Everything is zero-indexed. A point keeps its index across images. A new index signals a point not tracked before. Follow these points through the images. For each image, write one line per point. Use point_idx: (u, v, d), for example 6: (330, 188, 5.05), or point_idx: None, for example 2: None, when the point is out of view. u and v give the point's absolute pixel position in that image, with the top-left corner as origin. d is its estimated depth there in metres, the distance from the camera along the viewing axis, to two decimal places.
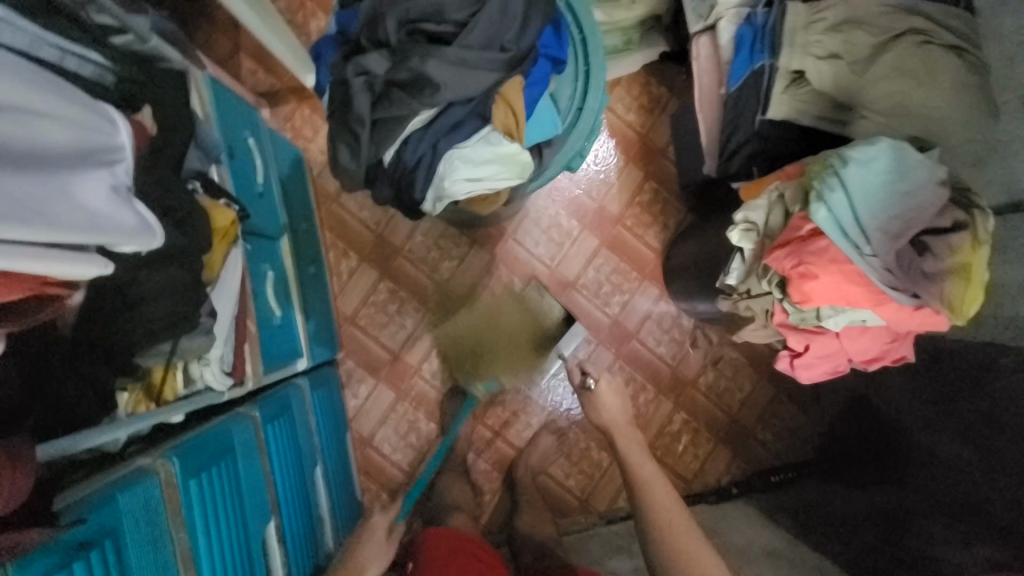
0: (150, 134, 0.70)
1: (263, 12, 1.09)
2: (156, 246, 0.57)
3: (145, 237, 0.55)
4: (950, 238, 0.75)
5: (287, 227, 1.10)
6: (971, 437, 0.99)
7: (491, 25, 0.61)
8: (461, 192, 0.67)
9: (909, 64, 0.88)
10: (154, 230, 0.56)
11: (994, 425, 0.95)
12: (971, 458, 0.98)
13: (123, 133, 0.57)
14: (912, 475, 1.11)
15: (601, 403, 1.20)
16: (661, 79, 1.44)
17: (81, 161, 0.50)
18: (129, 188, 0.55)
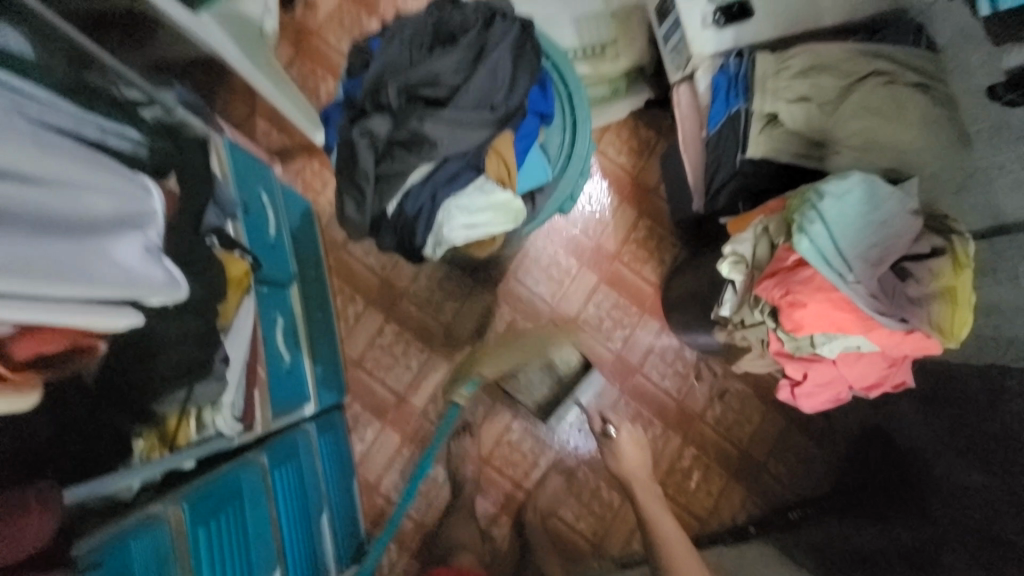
0: (177, 197, 0.78)
1: (277, 79, 1.19)
2: (183, 298, 0.61)
3: (173, 290, 0.58)
4: (930, 264, 0.79)
5: (296, 275, 1.15)
6: (989, 463, 0.96)
7: (482, 88, 0.68)
8: (459, 238, 0.72)
9: (876, 103, 0.94)
10: (181, 283, 0.60)
11: (1010, 450, 0.93)
12: (989, 484, 0.95)
13: (156, 199, 0.63)
14: (933, 506, 1.06)
15: (620, 451, 1.24)
16: (648, 123, 1.53)
17: (117, 226, 0.56)
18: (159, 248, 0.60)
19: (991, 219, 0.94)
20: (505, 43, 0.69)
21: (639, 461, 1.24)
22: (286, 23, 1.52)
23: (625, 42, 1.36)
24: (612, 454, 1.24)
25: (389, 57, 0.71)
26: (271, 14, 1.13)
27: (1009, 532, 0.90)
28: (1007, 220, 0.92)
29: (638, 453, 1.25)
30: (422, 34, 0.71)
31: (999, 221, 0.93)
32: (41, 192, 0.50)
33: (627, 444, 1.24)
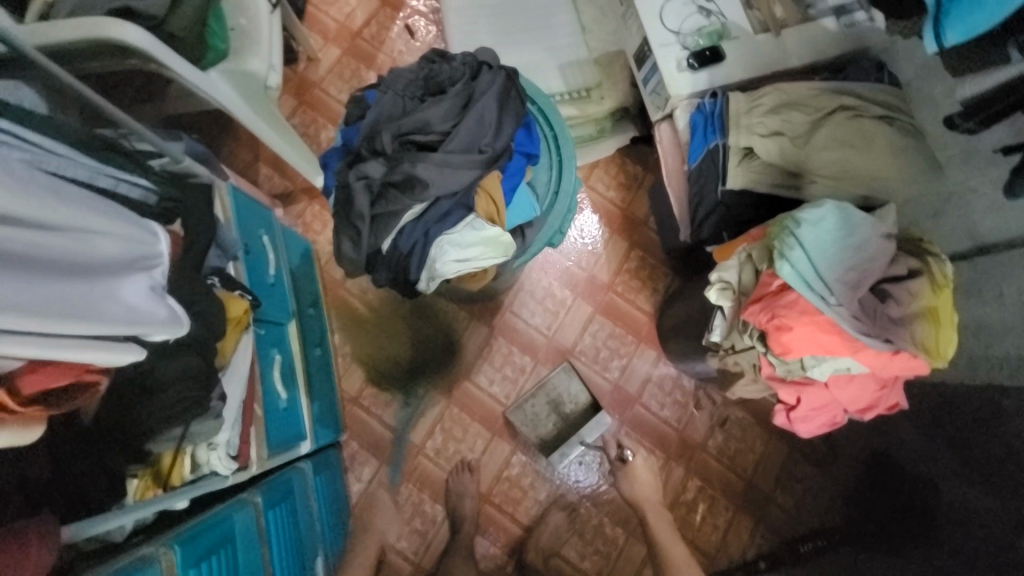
0: (179, 239, 0.83)
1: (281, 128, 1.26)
2: (183, 334, 0.63)
3: (175, 326, 0.61)
4: (908, 286, 0.81)
5: (295, 312, 1.18)
6: (998, 486, 0.95)
7: (470, 133, 0.73)
8: (450, 272, 0.75)
9: (845, 135, 0.99)
10: (183, 320, 0.63)
11: (1016, 470, 0.92)
12: (999, 506, 0.94)
13: (162, 242, 0.66)
14: (946, 532, 1.03)
15: (634, 476, 1.29)
16: (635, 159, 1.59)
17: (123, 268, 0.59)
18: (163, 287, 0.63)
19: (970, 239, 0.97)
20: (490, 91, 0.75)
21: (654, 488, 1.28)
22: (289, 77, 1.62)
23: (608, 85, 1.44)
24: (626, 476, 1.28)
25: (384, 107, 0.76)
26: (275, 68, 1.18)
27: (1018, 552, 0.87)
28: (986, 239, 0.95)
29: (653, 481, 1.29)
30: (414, 86, 0.77)
31: (979, 241, 0.96)
32: (57, 236, 0.53)
33: (642, 469, 1.29)
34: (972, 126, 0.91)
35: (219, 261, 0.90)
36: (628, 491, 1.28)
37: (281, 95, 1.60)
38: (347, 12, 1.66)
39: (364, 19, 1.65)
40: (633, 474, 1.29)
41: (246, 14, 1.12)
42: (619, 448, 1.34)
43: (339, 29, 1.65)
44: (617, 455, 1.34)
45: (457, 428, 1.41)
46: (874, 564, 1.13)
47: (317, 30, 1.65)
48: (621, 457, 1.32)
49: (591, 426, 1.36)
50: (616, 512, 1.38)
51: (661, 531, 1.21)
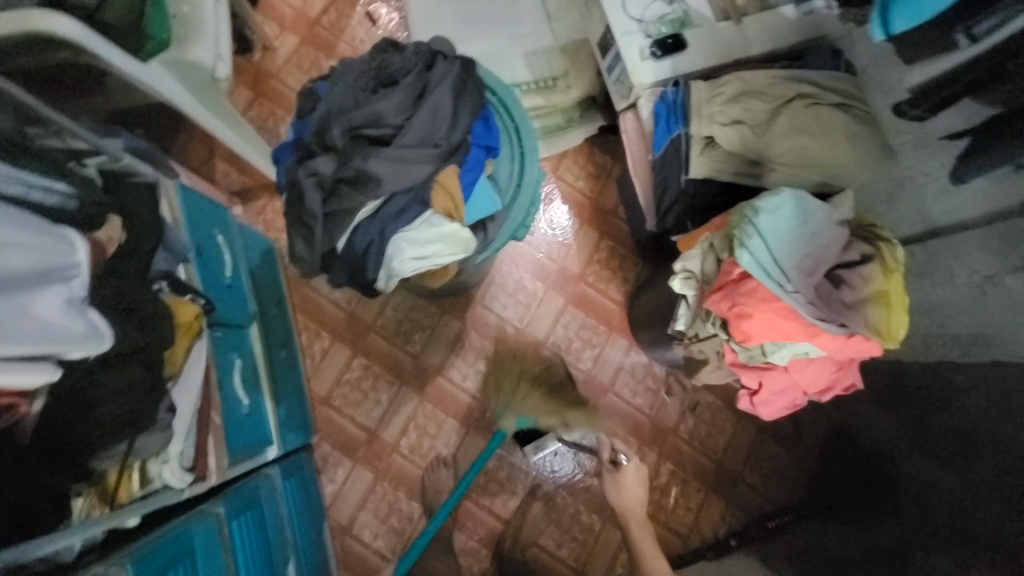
0: (108, 251, 0.75)
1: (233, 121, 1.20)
2: (107, 348, 0.61)
3: (95, 342, 0.59)
4: (860, 271, 0.84)
5: (256, 314, 1.14)
6: (951, 459, 0.99)
7: (424, 126, 0.71)
8: (409, 270, 0.73)
9: (804, 123, 1.00)
10: (105, 334, 0.61)
11: (968, 444, 0.97)
12: (952, 479, 0.98)
13: (80, 251, 0.63)
14: (906, 504, 1.07)
15: (624, 482, 1.26)
16: (604, 148, 1.58)
17: (35, 282, 0.57)
18: (83, 299, 0.61)
19: (922, 222, 1.01)
20: (445, 82, 0.73)
21: (640, 497, 1.25)
22: (244, 67, 1.55)
23: (574, 74, 1.43)
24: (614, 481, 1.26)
25: (334, 101, 0.73)
26: (222, 58, 1.12)
27: (976, 524, 0.91)
28: (937, 223, 0.98)
29: (638, 488, 1.26)
30: (366, 77, 0.74)
31: (929, 225, 0.99)
32: None
33: (631, 477, 1.25)
34: (919, 113, 0.96)
35: (167, 264, 0.86)
36: (616, 498, 1.26)
37: (236, 86, 1.53)
38: None
39: (322, 5, 1.59)
40: (622, 483, 1.26)
41: (188, 2, 1.06)
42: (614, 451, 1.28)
43: (296, 16, 1.58)
44: (611, 458, 1.29)
45: (431, 424, 1.40)
46: (839, 537, 1.17)
47: (273, 17, 1.58)
48: (615, 461, 1.28)
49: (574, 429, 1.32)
50: (591, 499, 1.40)
51: (643, 543, 1.18)
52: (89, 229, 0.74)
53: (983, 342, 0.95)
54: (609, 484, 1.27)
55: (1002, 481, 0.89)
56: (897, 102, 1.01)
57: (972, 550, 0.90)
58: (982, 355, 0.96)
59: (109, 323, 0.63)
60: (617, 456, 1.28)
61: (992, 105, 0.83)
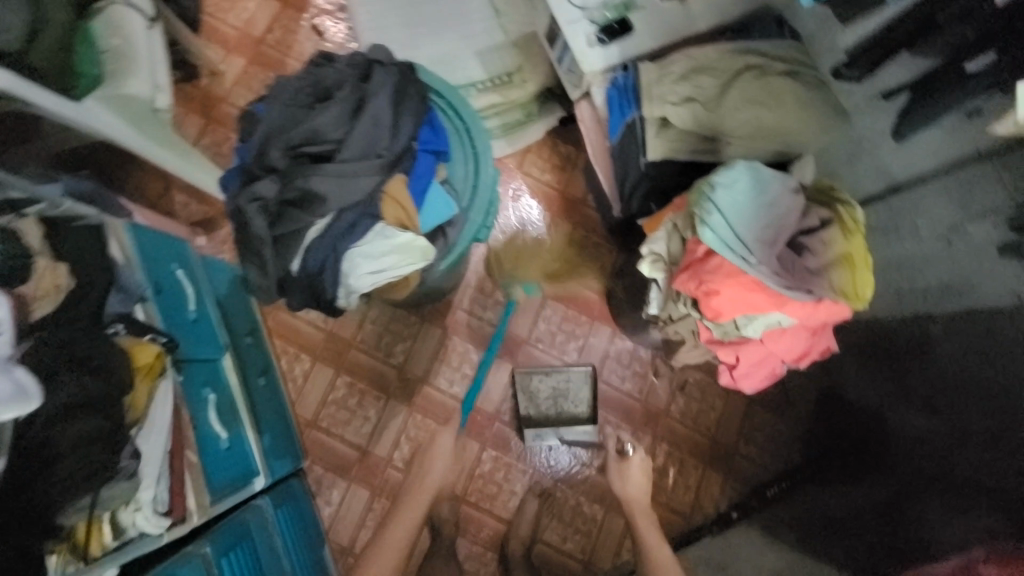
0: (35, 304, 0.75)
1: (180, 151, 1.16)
2: (36, 407, 0.62)
3: (17, 402, 0.59)
4: (820, 236, 0.84)
5: (229, 345, 1.11)
6: (936, 408, 1.01)
7: (365, 138, 0.69)
8: (367, 285, 0.72)
9: (754, 94, 1.00)
10: (30, 392, 0.61)
11: (949, 391, 0.98)
12: (937, 427, 1.00)
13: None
14: (898, 457, 1.09)
15: (628, 472, 1.26)
16: (567, 138, 1.57)
17: None
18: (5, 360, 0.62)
19: (882, 178, 1.01)
20: (383, 91, 0.71)
21: (644, 488, 1.25)
22: (192, 93, 1.51)
23: (529, 67, 1.41)
24: (620, 470, 1.26)
25: (271, 121, 0.72)
26: (161, 88, 1.11)
27: (963, 468, 0.94)
28: (898, 178, 0.98)
29: (644, 480, 1.26)
30: (302, 93, 0.72)
31: (890, 180, 1.00)
32: None
33: (636, 468, 1.26)
34: (857, 74, 0.98)
35: (123, 305, 0.84)
36: (621, 489, 1.26)
37: (186, 114, 1.49)
38: (246, 18, 1.56)
39: (265, 23, 1.55)
40: (628, 474, 1.26)
41: (119, 33, 1.04)
42: (621, 444, 1.32)
43: (240, 36, 1.55)
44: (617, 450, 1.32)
45: (422, 434, 1.39)
46: (839, 497, 1.20)
47: (216, 40, 1.54)
48: (621, 453, 1.31)
49: (575, 429, 1.40)
50: (591, 490, 1.40)
51: (647, 532, 1.16)
52: (12, 283, 0.73)
53: (954, 291, 0.95)
54: (614, 474, 1.27)
55: (985, 424, 0.90)
56: (834, 67, 1.03)
57: (962, 492, 0.93)
58: (954, 305, 0.96)
59: (37, 380, 0.63)
60: (624, 449, 1.31)
61: (931, 56, 0.84)
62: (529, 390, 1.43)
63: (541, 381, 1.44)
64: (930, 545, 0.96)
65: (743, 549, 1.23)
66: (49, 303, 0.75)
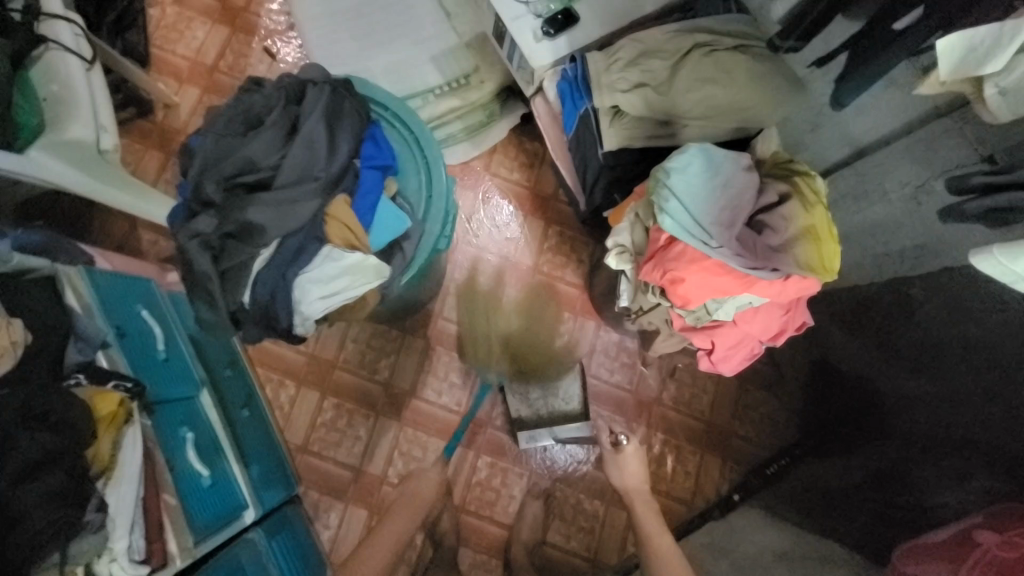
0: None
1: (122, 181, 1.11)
2: None
3: None
4: (780, 211, 0.83)
5: (206, 379, 1.10)
6: (924, 370, 0.97)
7: (301, 162, 0.70)
8: (320, 310, 0.72)
9: (706, 72, 0.98)
10: None
11: (935, 351, 0.94)
12: (927, 388, 0.97)
13: None
14: (893, 423, 1.05)
15: (625, 462, 1.21)
16: (532, 135, 1.54)
17: None
18: None
19: (848, 144, 0.99)
20: (317, 110, 0.72)
21: (641, 476, 1.20)
22: (149, 129, 1.49)
23: (486, 67, 1.39)
24: (617, 464, 1.21)
25: (205, 152, 0.71)
26: (106, 128, 1.08)
27: (957, 428, 0.90)
28: (862, 142, 0.97)
29: (641, 469, 1.21)
30: (235, 123, 0.72)
31: (856, 145, 0.98)
32: None
33: (632, 459, 1.19)
34: (793, 43, 0.96)
35: (83, 354, 0.83)
36: (618, 479, 1.21)
37: (144, 150, 1.47)
38: (196, 47, 1.54)
39: (216, 50, 1.53)
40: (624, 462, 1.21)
41: (57, 79, 1.03)
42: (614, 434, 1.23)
43: (192, 66, 1.53)
44: (611, 440, 1.24)
45: (415, 448, 1.38)
46: (839, 470, 1.16)
47: (168, 72, 1.52)
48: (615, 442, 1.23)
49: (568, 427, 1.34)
50: (590, 486, 1.39)
51: (647, 520, 1.11)
52: None
53: (929, 251, 0.91)
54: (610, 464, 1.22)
55: (973, 383, 0.87)
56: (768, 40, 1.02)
57: (956, 452, 0.90)
58: (930, 266, 0.92)
59: None
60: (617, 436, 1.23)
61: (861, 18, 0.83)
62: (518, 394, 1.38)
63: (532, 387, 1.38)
64: (930, 509, 0.93)
65: (744, 533, 1.22)
66: (5, 362, 0.72)
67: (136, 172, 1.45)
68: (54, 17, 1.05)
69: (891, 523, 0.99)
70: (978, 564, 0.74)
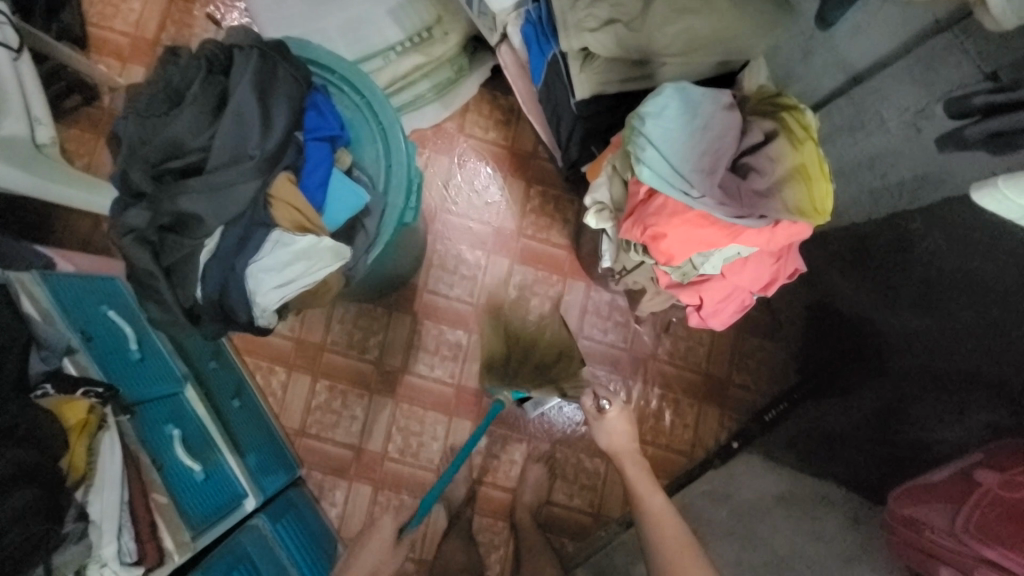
0: None
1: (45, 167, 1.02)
2: None
3: None
4: (768, 151, 0.76)
5: (189, 373, 1.08)
6: (925, 307, 0.94)
7: (232, 139, 0.65)
8: (276, 299, 0.69)
9: (683, 1, 0.88)
10: None
11: (938, 287, 0.90)
12: (929, 325, 0.93)
13: None
14: (893, 362, 1.02)
15: (609, 425, 1.17)
16: (506, 89, 1.44)
17: None
18: None
19: (841, 71, 0.90)
20: (245, 79, 0.66)
21: (629, 436, 1.16)
22: (97, 115, 1.39)
23: (448, 17, 1.27)
24: (602, 427, 1.16)
25: (130, 135, 0.67)
26: (40, 121, 1.03)
27: (963, 363, 0.87)
28: (856, 68, 0.88)
29: (628, 429, 1.17)
30: (156, 100, 0.67)
31: (850, 72, 0.89)
32: None
33: (616, 421, 1.15)
34: None
35: (47, 362, 0.81)
36: (605, 442, 1.18)
37: (95, 140, 1.38)
38: (135, 20, 1.41)
39: (156, 22, 1.41)
40: (609, 427, 1.16)
41: None
42: (595, 398, 1.17)
43: (133, 43, 1.41)
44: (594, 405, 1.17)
45: (413, 423, 1.37)
46: (836, 411, 1.15)
47: (109, 51, 1.41)
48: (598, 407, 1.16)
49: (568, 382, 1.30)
50: (591, 445, 1.39)
51: (638, 480, 1.10)
52: None
53: (930, 182, 0.85)
54: (597, 430, 1.18)
55: (977, 318, 0.83)
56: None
57: (963, 387, 0.86)
58: (930, 198, 0.86)
59: None
60: (600, 401, 1.16)
61: None
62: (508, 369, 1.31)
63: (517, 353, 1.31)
64: (927, 446, 0.92)
65: (744, 479, 1.22)
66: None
67: (91, 164, 1.37)
68: None
69: (887, 461, 0.98)
70: (979, 505, 0.73)
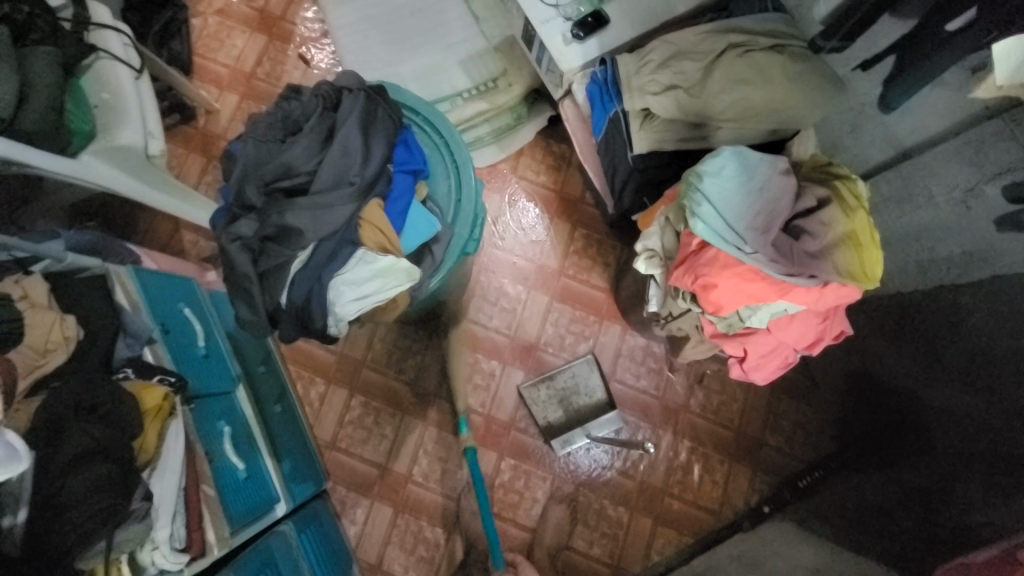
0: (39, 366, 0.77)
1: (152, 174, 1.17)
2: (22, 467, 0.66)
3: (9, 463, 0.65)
4: (820, 216, 0.80)
5: (242, 375, 1.14)
6: (972, 385, 0.92)
7: (337, 167, 0.74)
8: (353, 311, 0.76)
9: (741, 74, 0.96)
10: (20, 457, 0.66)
11: (985, 364, 0.89)
12: (975, 404, 0.91)
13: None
14: (936, 439, 0.99)
15: None
16: (559, 137, 1.52)
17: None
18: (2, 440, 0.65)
19: (891, 146, 0.94)
20: (351, 117, 0.76)
21: None
22: (191, 133, 1.55)
23: (514, 71, 1.40)
24: None
25: (247, 157, 0.77)
26: (153, 135, 1.15)
27: (1009, 445, 0.84)
28: (905, 143, 0.92)
29: None
30: (275, 129, 0.78)
31: (900, 147, 0.93)
32: None
33: None
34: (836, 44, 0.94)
35: (131, 349, 0.88)
36: None
37: (187, 155, 1.53)
38: (236, 55, 1.59)
39: (255, 58, 1.59)
40: None
41: (107, 87, 1.10)
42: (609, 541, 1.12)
43: (232, 73, 1.58)
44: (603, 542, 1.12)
45: (439, 448, 1.38)
46: (877, 484, 1.11)
47: (210, 80, 1.58)
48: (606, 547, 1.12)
49: (601, 421, 1.35)
50: (616, 493, 1.37)
51: None
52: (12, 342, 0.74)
53: (978, 259, 0.86)
54: None
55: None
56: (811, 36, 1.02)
57: (1009, 470, 0.83)
58: (980, 273, 0.87)
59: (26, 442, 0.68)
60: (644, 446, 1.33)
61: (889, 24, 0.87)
62: (536, 402, 1.38)
63: (546, 388, 1.39)
64: (972, 528, 0.87)
65: (775, 547, 1.16)
66: (60, 355, 0.78)
67: (180, 174, 1.51)
68: (103, 27, 1.12)
69: (928, 541, 0.93)
70: None
